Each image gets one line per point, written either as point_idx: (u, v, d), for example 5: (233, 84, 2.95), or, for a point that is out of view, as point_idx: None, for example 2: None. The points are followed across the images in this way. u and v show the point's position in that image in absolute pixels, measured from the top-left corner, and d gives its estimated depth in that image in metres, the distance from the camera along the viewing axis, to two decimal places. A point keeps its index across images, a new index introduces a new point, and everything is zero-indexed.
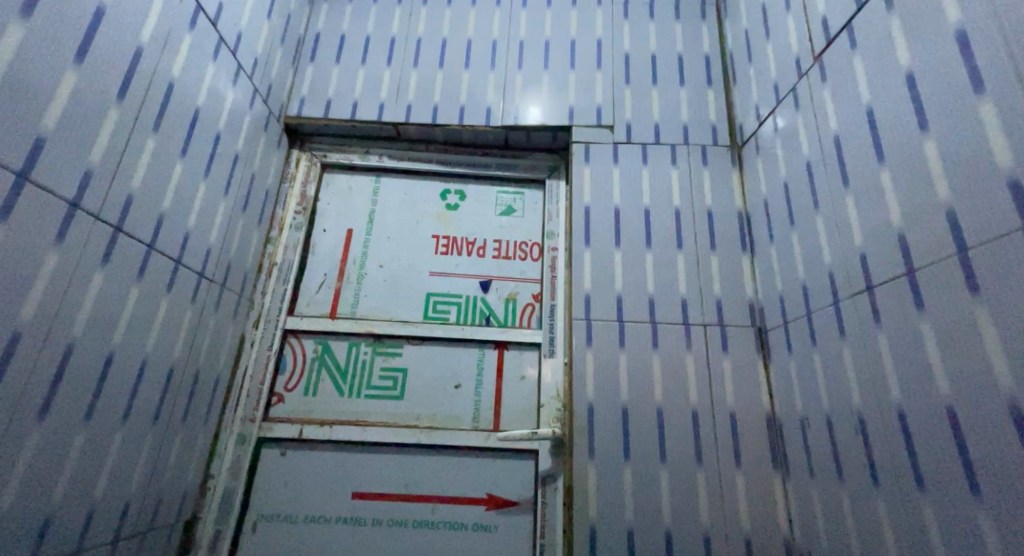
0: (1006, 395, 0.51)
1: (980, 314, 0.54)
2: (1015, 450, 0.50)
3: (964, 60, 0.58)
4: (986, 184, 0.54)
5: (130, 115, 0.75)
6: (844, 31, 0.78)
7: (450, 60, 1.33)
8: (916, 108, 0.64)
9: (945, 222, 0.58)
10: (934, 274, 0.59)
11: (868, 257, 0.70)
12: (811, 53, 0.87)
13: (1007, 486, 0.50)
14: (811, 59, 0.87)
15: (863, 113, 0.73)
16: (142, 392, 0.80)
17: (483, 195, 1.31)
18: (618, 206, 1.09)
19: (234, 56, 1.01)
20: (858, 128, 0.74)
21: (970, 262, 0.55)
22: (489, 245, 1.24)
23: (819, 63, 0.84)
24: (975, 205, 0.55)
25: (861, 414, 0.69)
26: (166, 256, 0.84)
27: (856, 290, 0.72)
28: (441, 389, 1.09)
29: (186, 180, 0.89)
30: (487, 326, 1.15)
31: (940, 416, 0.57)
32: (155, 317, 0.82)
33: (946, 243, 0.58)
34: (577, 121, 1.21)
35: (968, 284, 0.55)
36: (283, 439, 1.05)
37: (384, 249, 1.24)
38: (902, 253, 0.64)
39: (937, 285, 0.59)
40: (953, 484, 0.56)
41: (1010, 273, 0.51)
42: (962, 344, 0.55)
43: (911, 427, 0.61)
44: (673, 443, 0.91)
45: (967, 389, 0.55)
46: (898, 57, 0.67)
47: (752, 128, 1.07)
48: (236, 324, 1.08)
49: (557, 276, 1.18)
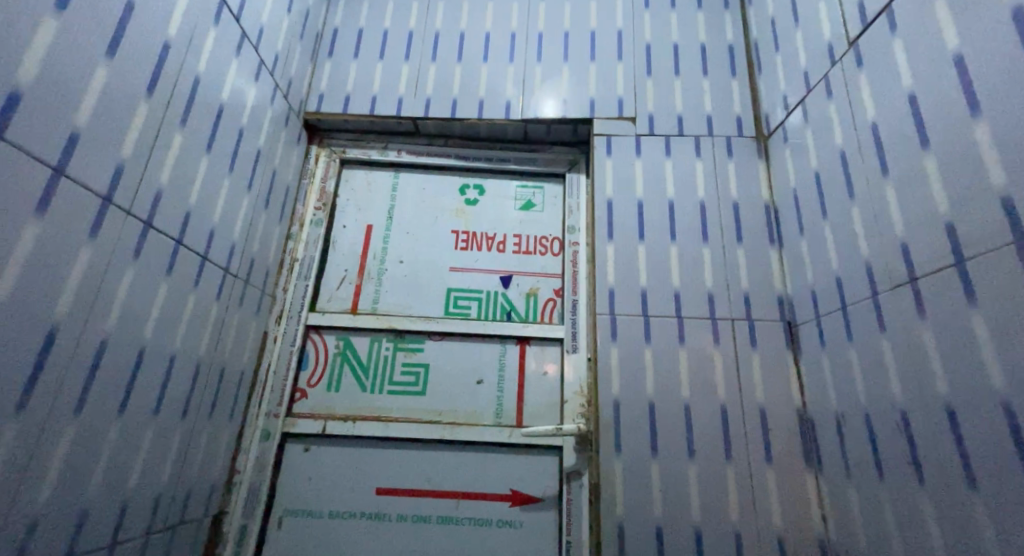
0: None
1: None
2: None
3: None
4: None
5: (159, 110, 0.75)
6: (881, 14, 0.76)
7: (468, 54, 1.32)
8: (966, 90, 0.61)
9: (999, 210, 0.56)
10: (987, 263, 0.57)
11: (910, 248, 0.67)
12: (844, 38, 0.85)
13: None
14: (845, 44, 0.84)
15: (904, 98, 0.70)
16: (171, 387, 0.81)
17: (502, 190, 1.29)
18: (641, 200, 1.07)
19: (255, 51, 1.01)
20: (899, 114, 0.71)
21: None
22: (508, 240, 1.23)
23: (854, 48, 0.81)
24: None
25: (902, 411, 0.67)
26: (193, 252, 0.85)
27: (897, 282, 0.69)
28: (463, 385, 1.09)
29: (212, 176, 0.89)
30: (509, 321, 1.14)
31: (994, 412, 0.55)
32: (183, 312, 0.83)
33: (1001, 232, 0.56)
34: (598, 113, 1.19)
35: None
36: (306, 434, 1.06)
37: (404, 245, 1.24)
38: (951, 243, 0.61)
39: (990, 276, 0.57)
40: (1008, 483, 0.54)
41: None
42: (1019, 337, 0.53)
43: (962, 423, 0.59)
44: (701, 440, 0.89)
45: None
46: (945, 39, 0.65)
47: (779, 117, 1.04)
48: (260, 320, 1.09)
49: (579, 270, 1.17)
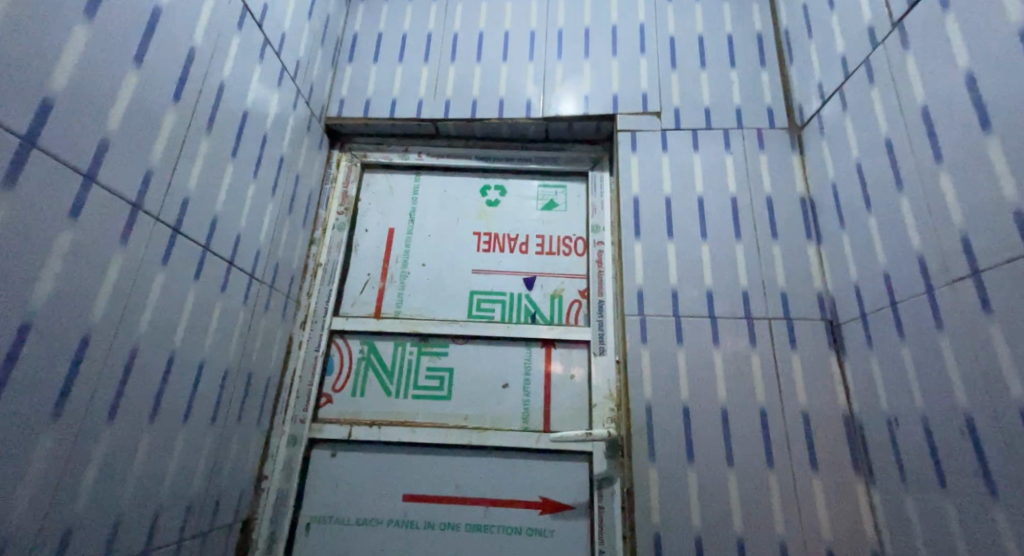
0: None
1: None
2: None
3: None
4: None
5: (185, 116, 0.75)
6: None
7: (488, 54, 1.30)
8: None
9: None
10: None
11: (973, 239, 0.63)
12: (887, 20, 0.80)
13: None
14: (889, 26, 0.80)
15: (961, 80, 0.66)
16: (200, 393, 0.80)
17: (524, 190, 1.27)
18: (669, 196, 1.04)
19: (278, 57, 1.01)
20: (953, 97, 0.67)
21: None
22: (532, 241, 1.21)
23: (899, 30, 0.77)
24: None
25: (967, 414, 0.63)
26: (220, 257, 0.84)
27: (956, 276, 0.65)
28: (488, 388, 1.07)
29: (237, 181, 0.89)
30: (534, 324, 1.11)
31: None
32: (211, 318, 0.83)
33: None
34: (621, 109, 1.16)
35: None
36: (333, 440, 1.05)
37: (427, 248, 1.23)
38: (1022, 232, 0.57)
39: None
40: None
41: None
42: None
43: None
44: (740, 445, 0.85)
45: None
46: (1008, 15, 0.61)
47: (814, 107, 1.00)
48: (285, 325, 1.09)
49: (605, 270, 1.14)
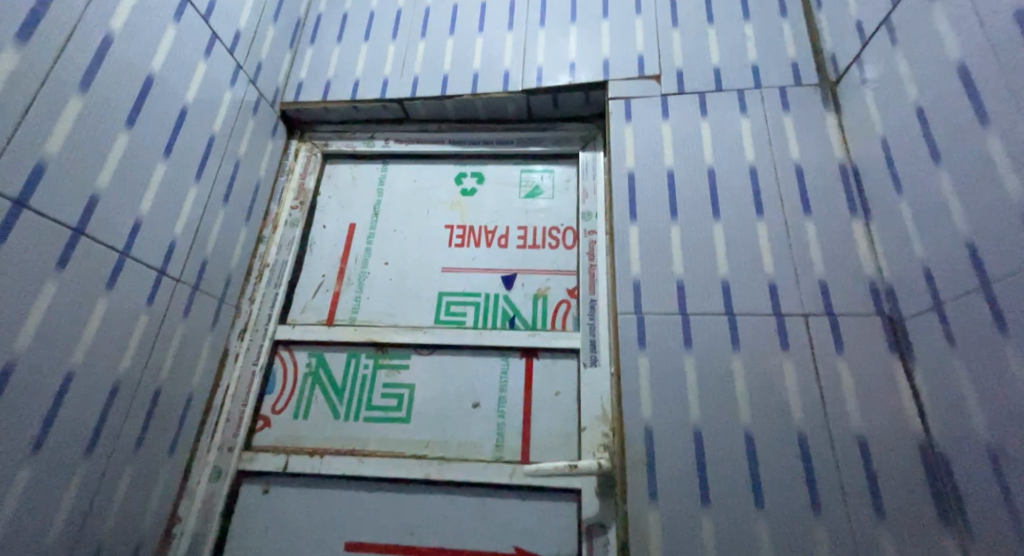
0: None
1: None
2: None
3: None
4: None
5: (41, 62, 0.59)
6: None
7: (463, 26, 1.14)
8: None
9: None
10: None
11: None
12: None
13: None
14: None
15: None
16: (64, 415, 0.62)
17: (504, 176, 1.09)
18: (672, 169, 0.85)
19: (205, 21, 0.87)
20: None
21: None
22: (512, 233, 1.02)
23: None
24: None
25: None
26: (106, 245, 0.68)
27: None
28: (455, 409, 0.87)
29: (136, 154, 0.72)
30: (511, 330, 0.92)
31: None
32: (89, 320, 0.65)
33: None
34: (614, 75, 0.98)
35: None
36: (265, 473, 0.86)
37: (390, 244, 1.04)
38: None
39: None
40: None
41: None
42: None
43: None
44: (772, 483, 0.64)
45: None
46: None
47: (853, 53, 0.80)
48: (216, 335, 0.91)
49: (597, 264, 0.94)
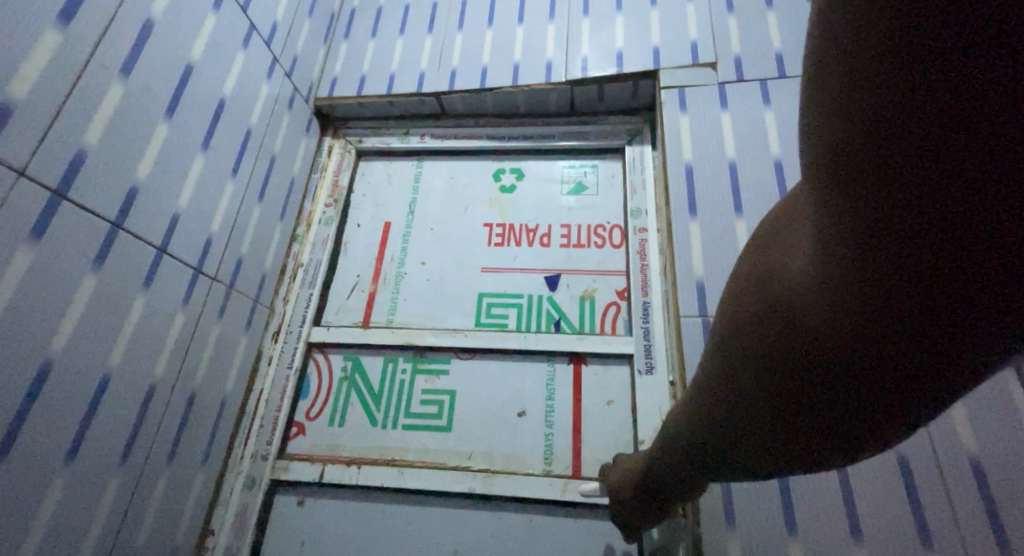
0: None
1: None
2: None
3: None
4: None
5: (82, 46, 0.56)
6: None
7: (502, 17, 1.10)
8: None
9: None
10: None
11: None
12: None
13: None
14: None
15: None
16: (100, 421, 0.59)
17: (546, 173, 1.04)
18: (734, 161, 0.78)
19: (243, 11, 0.84)
20: None
21: None
22: (555, 231, 0.97)
23: None
24: None
25: None
26: (145, 242, 0.64)
27: None
28: (499, 418, 0.82)
29: (175, 146, 0.69)
30: (558, 333, 0.87)
31: None
32: (125, 320, 0.62)
33: None
34: (665, 63, 0.92)
35: None
36: (301, 483, 0.82)
37: (428, 243, 1.00)
38: None
39: None
40: None
41: None
42: None
43: None
44: (868, 507, 0.57)
45: None
46: None
47: None
48: (250, 336, 0.87)
49: (649, 265, 0.88)
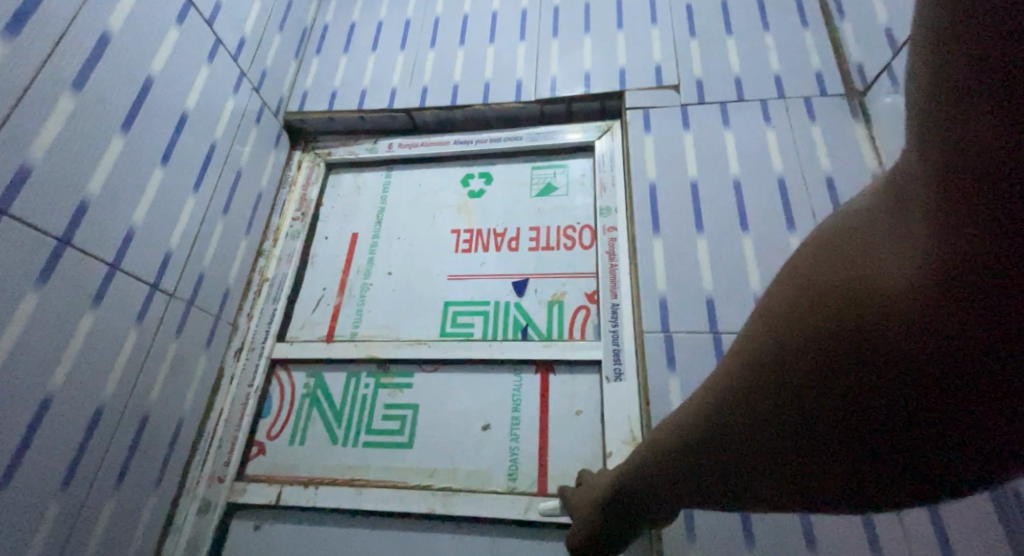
0: None
1: None
2: None
3: None
4: None
5: (29, 58, 0.55)
6: None
7: (473, 35, 1.12)
8: None
9: None
10: None
11: None
12: None
13: None
14: None
15: None
16: (40, 444, 0.56)
17: (515, 176, 1.02)
18: (696, 180, 0.81)
19: (208, 26, 0.83)
20: None
21: None
22: (524, 235, 0.96)
23: None
24: None
25: None
26: (96, 257, 0.63)
27: None
28: (464, 433, 0.81)
29: (131, 160, 0.68)
30: (525, 340, 0.86)
31: None
32: (72, 338, 0.60)
33: None
34: (631, 84, 0.95)
35: None
36: (257, 506, 0.79)
37: (395, 253, 0.99)
38: None
39: None
40: None
41: None
42: None
43: None
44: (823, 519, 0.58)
45: None
46: None
47: (883, 62, 0.77)
48: (210, 354, 0.85)
49: (620, 266, 0.82)
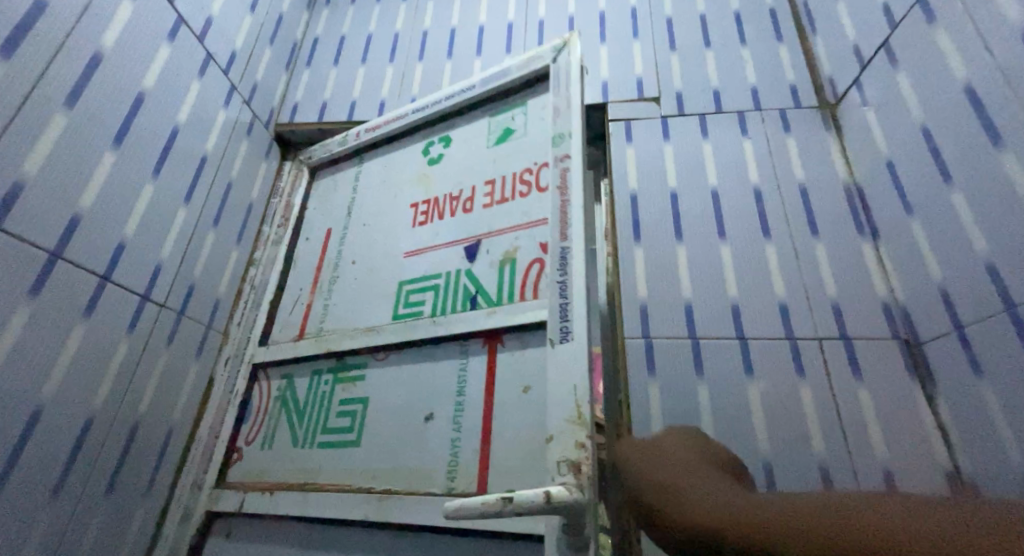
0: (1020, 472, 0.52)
1: None
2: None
3: (977, 118, 0.59)
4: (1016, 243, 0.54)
5: (22, 77, 0.57)
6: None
7: (460, 48, 1.14)
8: None
9: (989, 281, 0.56)
10: None
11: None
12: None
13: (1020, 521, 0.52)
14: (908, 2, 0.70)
15: None
16: (30, 452, 0.58)
17: (471, 129, 0.88)
18: (675, 190, 0.83)
19: (200, 42, 0.85)
20: None
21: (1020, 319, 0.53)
22: (478, 192, 0.81)
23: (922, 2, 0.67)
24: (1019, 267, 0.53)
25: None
26: (90, 271, 0.64)
27: None
28: (406, 426, 0.69)
29: (123, 174, 0.69)
30: (472, 311, 0.71)
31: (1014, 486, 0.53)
32: (63, 350, 0.61)
33: (993, 300, 0.56)
34: (613, 96, 0.97)
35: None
36: (228, 513, 0.76)
37: (360, 241, 0.90)
38: None
39: None
40: None
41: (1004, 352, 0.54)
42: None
43: None
44: None
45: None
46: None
47: (852, 77, 0.81)
48: (201, 363, 0.86)
49: (569, 198, 0.65)
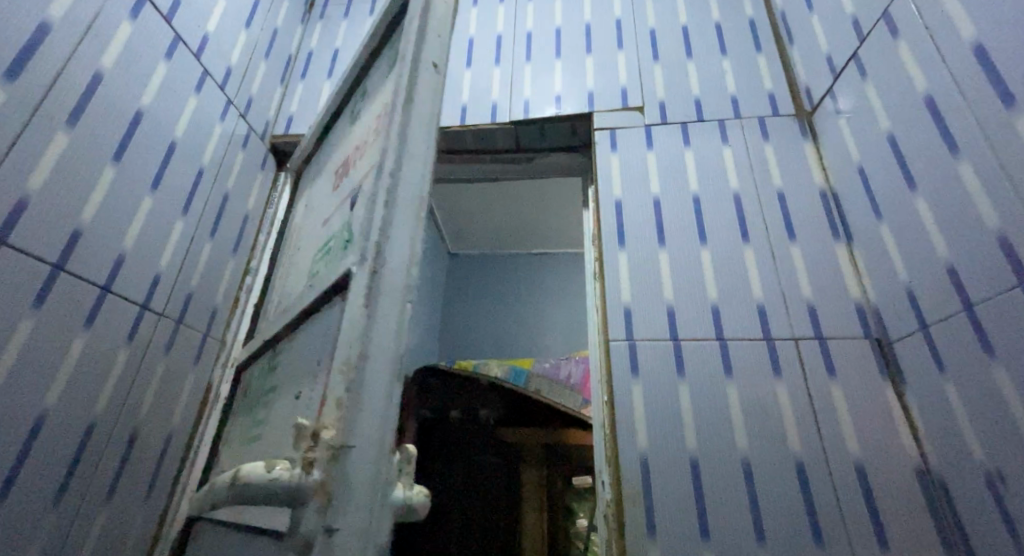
0: (982, 467, 0.54)
1: (1000, 378, 0.52)
2: (997, 521, 0.52)
3: (936, 123, 0.61)
4: (980, 241, 0.55)
5: (29, 98, 0.60)
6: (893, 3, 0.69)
7: (451, 61, 1.17)
8: (999, 82, 0.53)
9: (950, 279, 0.58)
10: (1002, 303, 0.52)
11: (1015, 238, 0.51)
12: (870, 9, 0.74)
13: (989, 527, 0.53)
14: (876, 11, 0.73)
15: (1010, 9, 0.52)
16: (33, 457, 0.60)
17: (377, 68, 0.72)
18: (658, 197, 0.86)
19: (196, 59, 0.88)
20: (1008, 30, 0.52)
21: (977, 318, 0.55)
22: (367, 131, 0.65)
23: (887, 14, 0.70)
24: (978, 266, 0.55)
25: (988, 472, 0.53)
26: (90, 284, 0.67)
27: (1010, 287, 0.51)
28: (283, 409, 0.58)
29: (121, 190, 0.72)
30: (337, 263, 0.56)
31: (980, 482, 0.54)
32: (64, 357, 0.63)
33: (954, 299, 0.57)
34: (598, 106, 1.00)
35: (981, 343, 0.54)
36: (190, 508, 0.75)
37: (304, 221, 0.85)
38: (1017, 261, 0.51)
39: (1006, 327, 0.51)
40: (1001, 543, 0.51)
41: (963, 351, 0.56)
42: (995, 425, 0.52)
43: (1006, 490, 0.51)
44: (772, 511, 0.62)
45: (986, 427, 0.53)
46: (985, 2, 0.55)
47: (825, 86, 0.84)
48: (199, 371, 0.87)
49: (396, 103, 0.49)
